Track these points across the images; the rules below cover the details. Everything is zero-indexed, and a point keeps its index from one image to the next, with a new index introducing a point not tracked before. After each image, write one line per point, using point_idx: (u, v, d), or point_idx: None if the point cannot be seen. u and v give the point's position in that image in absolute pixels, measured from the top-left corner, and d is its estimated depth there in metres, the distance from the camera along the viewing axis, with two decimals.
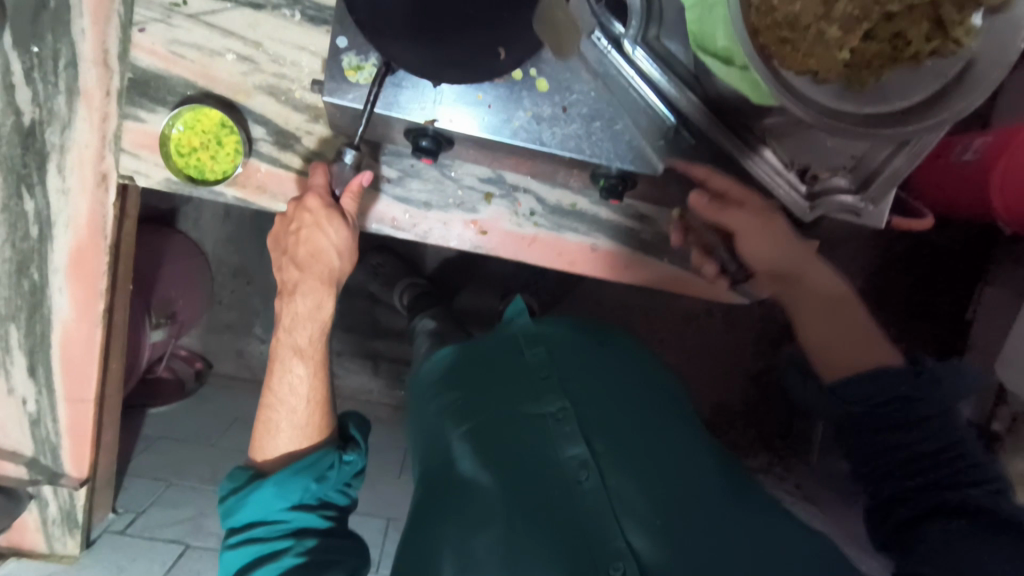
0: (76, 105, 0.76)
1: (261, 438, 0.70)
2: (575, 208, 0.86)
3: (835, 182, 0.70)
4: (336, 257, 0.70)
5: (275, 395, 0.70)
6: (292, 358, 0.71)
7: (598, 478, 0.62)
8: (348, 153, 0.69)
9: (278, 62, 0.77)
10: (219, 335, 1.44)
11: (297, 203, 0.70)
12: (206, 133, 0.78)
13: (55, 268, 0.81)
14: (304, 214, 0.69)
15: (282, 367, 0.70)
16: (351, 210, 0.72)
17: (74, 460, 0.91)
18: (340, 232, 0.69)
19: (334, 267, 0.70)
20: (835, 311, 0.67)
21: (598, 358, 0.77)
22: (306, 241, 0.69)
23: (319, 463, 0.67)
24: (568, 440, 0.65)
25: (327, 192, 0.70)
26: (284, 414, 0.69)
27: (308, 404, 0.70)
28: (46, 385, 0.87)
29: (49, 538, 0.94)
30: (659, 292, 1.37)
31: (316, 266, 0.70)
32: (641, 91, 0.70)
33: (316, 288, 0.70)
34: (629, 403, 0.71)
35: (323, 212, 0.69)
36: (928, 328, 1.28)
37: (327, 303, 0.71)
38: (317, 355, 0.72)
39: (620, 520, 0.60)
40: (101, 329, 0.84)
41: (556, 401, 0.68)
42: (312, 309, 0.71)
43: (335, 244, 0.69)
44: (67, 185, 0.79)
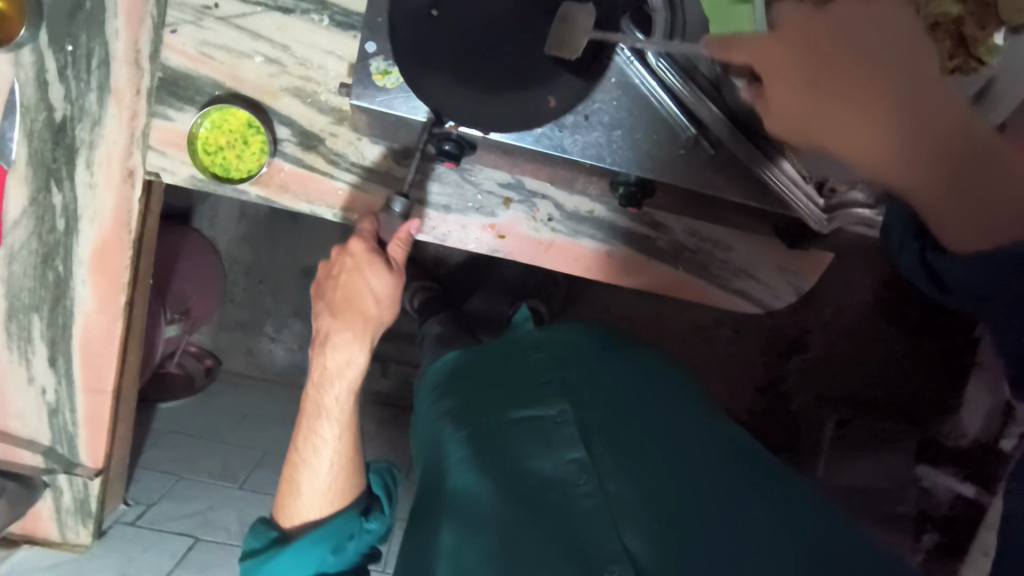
0: (107, 102, 0.78)
1: (284, 496, 0.67)
2: (592, 215, 0.87)
3: (852, 196, 0.72)
4: (374, 305, 0.66)
5: (305, 464, 0.67)
6: (317, 419, 0.67)
7: (596, 483, 0.62)
8: (399, 201, 0.71)
9: (305, 65, 0.78)
10: (229, 333, 1.45)
11: (343, 249, 0.68)
12: (232, 132, 0.79)
13: (79, 261, 0.83)
14: (349, 257, 0.67)
15: (311, 433, 0.67)
16: (398, 257, 0.70)
17: (91, 450, 0.92)
18: (381, 278, 0.66)
19: (374, 317, 0.67)
20: (979, 168, 0.44)
21: (602, 368, 0.79)
22: (345, 286, 0.66)
23: (340, 534, 0.65)
24: (567, 444, 0.66)
25: (375, 237, 0.69)
26: (312, 495, 0.66)
27: (334, 468, 0.67)
28: (67, 376, 0.88)
29: (62, 527, 0.95)
30: (667, 301, 1.38)
31: (350, 313, 0.66)
32: (661, 101, 0.72)
33: (348, 339, 0.66)
34: (630, 408, 0.72)
35: (366, 255, 0.67)
36: (934, 345, 1.31)
37: (363, 357, 0.67)
38: (348, 417, 0.68)
39: (617, 522, 0.59)
40: (121, 322, 0.85)
41: (557, 407, 0.71)
42: (342, 364, 0.66)
43: (377, 291, 0.67)
44: (95, 180, 0.80)
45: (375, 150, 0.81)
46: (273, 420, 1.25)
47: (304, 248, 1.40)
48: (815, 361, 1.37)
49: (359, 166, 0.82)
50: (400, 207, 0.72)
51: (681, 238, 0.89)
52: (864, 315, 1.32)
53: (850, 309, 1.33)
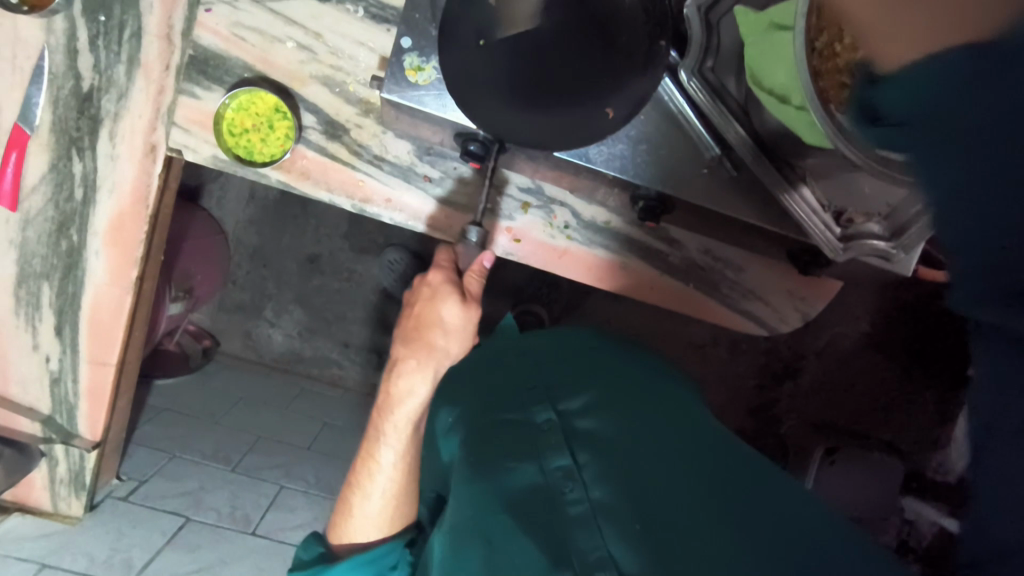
0: (135, 75, 0.77)
1: (340, 521, 0.78)
2: (608, 226, 0.87)
3: (868, 227, 0.73)
4: (441, 335, 0.70)
5: (365, 489, 0.75)
6: (378, 446, 0.74)
7: (582, 489, 0.61)
8: (474, 231, 0.74)
9: (336, 54, 0.78)
10: (229, 315, 1.44)
11: (422, 280, 0.73)
12: (259, 115, 0.79)
13: (94, 232, 0.83)
14: (426, 288, 0.71)
15: (371, 460, 0.74)
16: (474, 289, 0.72)
17: (89, 421, 0.92)
18: (454, 310, 0.70)
19: (439, 347, 0.71)
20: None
21: (593, 375, 0.78)
22: (421, 314, 0.71)
23: (378, 560, 0.73)
24: (553, 451, 0.65)
25: (453, 269, 0.73)
26: (365, 518, 0.76)
27: (392, 481, 0.74)
28: (72, 346, 0.88)
29: (54, 497, 0.94)
30: (668, 316, 1.38)
31: (420, 341, 0.71)
32: (688, 119, 0.72)
33: (419, 366, 0.71)
34: (620, 413, 0.70)
35: (441, 287, 0.70)
36: (925, 377, 1.32)
37: (427, 385, 0.72)
38: (405, 446, 0.74)
39: (603, 531, 0.56)
40: (131, 296, 0.86)
41: (545, 413, 0.71)
42: (408, 391, 0.72)
43: (447, 322, 0.70)
44: (117, 152, 0.80)
45: (398, 146, 0.82)
46: (268, 404, 1.25)
47: (310, 236, 1.40)
48: (809, 387, 1.38)
49: (381, 160, 0.82)
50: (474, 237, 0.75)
51: (694, 256, 0.90)
52: (857, 345, 1.35)
53: (845, 338, 1.35)
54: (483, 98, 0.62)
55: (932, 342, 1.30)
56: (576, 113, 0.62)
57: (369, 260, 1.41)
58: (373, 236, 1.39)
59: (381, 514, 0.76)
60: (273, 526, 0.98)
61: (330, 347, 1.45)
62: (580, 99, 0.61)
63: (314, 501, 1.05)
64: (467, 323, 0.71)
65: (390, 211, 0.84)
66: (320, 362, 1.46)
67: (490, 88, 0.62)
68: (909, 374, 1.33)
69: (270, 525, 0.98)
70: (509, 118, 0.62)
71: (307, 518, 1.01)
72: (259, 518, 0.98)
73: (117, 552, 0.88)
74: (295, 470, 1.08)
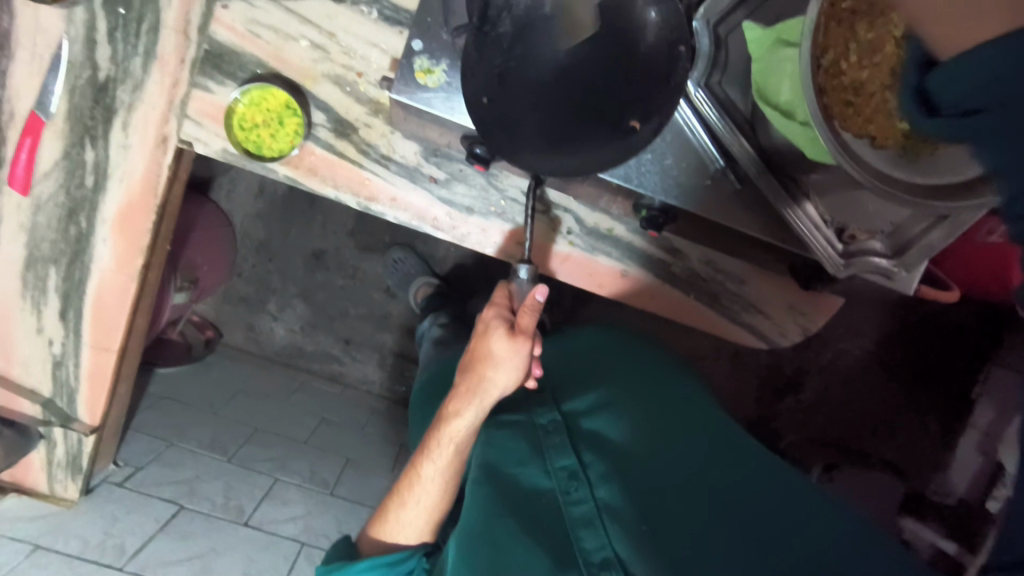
0: (151, 67, 0.79)
1: (374, 525, 0.77)
2: (612, 233, 0.88)
3: (870, 245, 0.73)
4: (492, 368, 0.67)
5: (404, 497, 0.75)
6: (423, 460, 0.73)
7: (586, 489, 0.66)
8: (524, 267, 0.71)
9: (349, 54, 0.79)
10: (233, 307, 1.45)
11: (479, 315, 0.70)
12: (270, 111, 0.80)
13: (103, 219, 0.84)
14: (480, 322, 0.68)
15: (415, 473, 0.73)
16: (528, 326, 0.66)
17: (90, 407, 0.93)
18: (506, 344, 0.66)
19: (489, 379, 0.67)
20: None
21: (594, 378, 0.85)
22: (475, 348, 0.68)
23: (399, 564, 0.74)
24: (558, 452, 0.70)
25: (508, 307, 0.69)
26: (401, 528, 0.75)
27: (436, 498, 0.74)
28: (75, 331, 0.89)
29: (51, 479, 0.95)
30: (670, 326, 1.38)
31: (473, 373, 0.68)
32: (694, 130, 0.73)
33: (469, 396, 0.69)
34: (621, 414, 0.76)
35: (495, 323, 0.67)
36: (926, 400, 1.32)
37: (475, 412, 0.69)
38: (447, 464, 0.72)
39: (607, 529, 0.62)
40: (136, 283, 0.87)
41: (549, 416, 0.76)
42: (464, 425, 0.70)
43: (497, 356, 0.66)
44: (129, 141, 0.81)
45: (407, 147, 0.83)
46: (267, 397, 1.26)
47: (317, 231, 1.41)
48: (810, 403, 1.38)
49: (388, 159, 0.83)
50: (525, 274, 0.72)
51: (697, 267, 0.90)
52: (859, 363, 1.34)
53: (848, 355, 1.34)
54: (513, 130, 0.62)
55: (937, 364, 1.30)
56: (608, 138, 0.61)
57: (374, 258, 1.42)
58: (379, 234, 1.40)
59: (418, 526, 0.75)
60: (266, 519, 0.99)
61: (331, 342, 1.46)
62: (610, 117, 0.61)
63: (309, 496, 1.05)
64: (516, 357, 0.66)
65: (395, 210, 0.85)
66: (320, 357, 1.47)
67: (522, 125, 0.62)
68: (911, 396, 1.32)
69: (262, 516, 0.98)
70: (546, 149, 0.62)
71: (301, 511, 1.02)
72: (252, 509, 0.99)
73: (109, 537, 0.88)
74: (291, 464, 1.09)
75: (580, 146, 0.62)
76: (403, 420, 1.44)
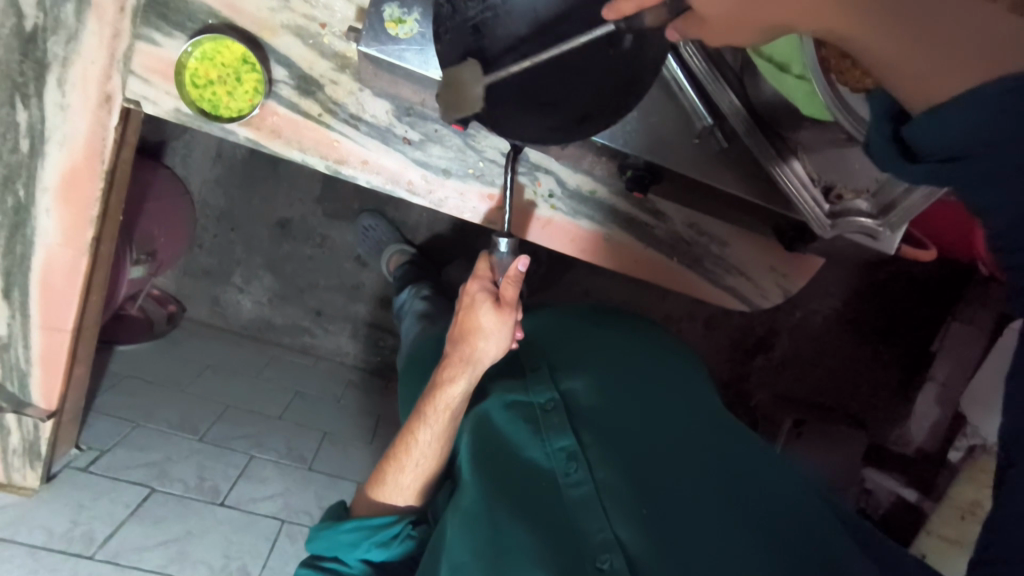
0: (86, 16, 0.71)
1: (364, 491, 0.75)
2: (593, 195, 0.85)
3: (857, 204, 0.72)
4: (480, 339, 0.64)
5: (400, 462, 0.72)
6: (417, 425, 0.70)
7: (585, 469, 0.66)
8: (504, 241, 0.66)
9: (310, 2, 0.72)
10: (194, 280, 1.38)
11: (462, 287, 0.66)
12: (225, 66, 0.73)
13: (45, 187, 0.77)
14: (465, 294, 0.65)
15: (410, 437, 0.71)
16: (512, 297, 0.63)
17: (44, 390, 0.88)
18: (493, 316, 0.63)
19: (480, 350, 0.65)
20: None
21: (588, 353, 0.84)
22: (462, 320, 0.65)
23: (385, 530, 0.71)
24: (556, 432, 0.70)
25: (493, 278, 0.66)
26: (398, 490, 0.73)
27: (433, 461, 0.72)
28: (21, 311, 0.83)
29: (8, 468, 0.89)
30: (648, 289, 1.38)
31: (462, 344, 0.66)
32: (682, 88, 0.69)
33: (459, 367, 0.67)
34: (619, 396, 0.75)
35: (480, 294, 0.64)
36: (895, 355, 1.35)
37: (468, 381, 0.67)
38: (443, 428, 0.70)
39: (607, 510, 0.62)
40: (86, 257, 0.81)
41: (547, 396, 0.75)
42: (455, 393, 0.68)
43: (487, 328, 0.64)
44: (67, 101, 0.74)
45: (377, 106, 0.77)
46: (237, 373, 1.22)
47: (281, 199, 1.34)
48: (781, 361, 1.41)
49: (358, 119, 0.78)
50: (505, 246, 0.66)
51: (680, 229, 0.88)
52: (830, 322, 1.36)
53: (818, 315, 1.36)
54: None
55: (907, 320, 1.33)
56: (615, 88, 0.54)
57: (343, 226, 1.36)
58: (347, 201, 1.34)
59: (414, 488, 0.74)
60: (243, 497, 0.96)
61: (301, 314, 1.41)
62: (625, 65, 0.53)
63: (286, 471, 1.03)
64: (504, 328, 0.64)
65: (366, 174, 0.80)
66: (291, 330, 1.42)
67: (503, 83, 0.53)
68: (879, 351, 1.36)
69: (240, 496, 0.96)
70: (529, 110, 0.54)
71: (277, 489, 0.99)
72: (228, 490, 0.96)
73: (77, 524, 0.85)
74: (265, 440, 1.06)
75: (579, 129, 0.57)
76: (380, 392, 1.41)
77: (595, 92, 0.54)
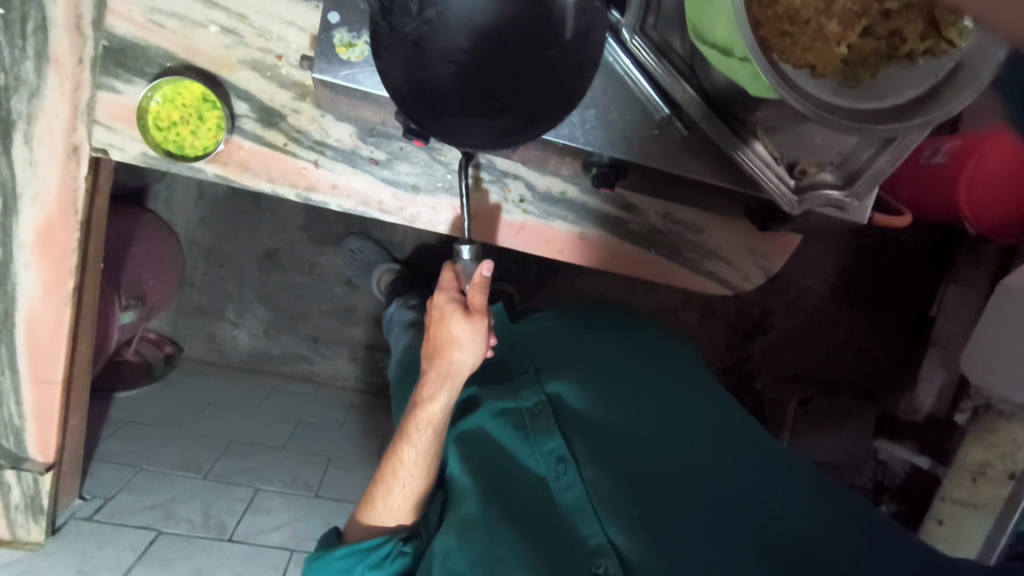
0: (45, 71, 0.72)
1: (358, 515, 0.76)
2: (564, 196, 0.85)
3: (823, 177, 0.72)
4: (455, 351, 0.65)
5: (388, 483, 0.72)
6: (402, 445, 0.71)
7: (574, 472, 0.66)
8: (467, 248, 0.66)
9: (264, 35, 0.74)
10: (188, 319, 1.39)
11: (430, 301, 0.67)
12: (186, 107, 0.75)
13: (21, 244, 0.78)
14: (434, 308, 0.65)
15: (395, 458, 0.71)
16: (480, 303, 0.63)
17: (40, 444, 0.88)
18: (464, 326, 0.64)
19: (456, 362, 0.65)
20: None
21: (575, 353, 0.85)
22: (434, 335, 0.65)
23: (375, 551, 0.72)
24: (544, 436, 0.71)
25: (459, 288, 0.66)
26: (388, 512, 0.74)
27: (421, 478, 0.72)
28: (11, 367, 0.84)
29: (12, 524, 0.90)
30: (638, 282, 1.38)
31: (437, 359, 0.66)
32: (634, 79, 0.71)
33: (437, 382, 0.67)
34: (606, 394, 0.76)
35: (449, 305, 0.64)
36: (893, 324, 1.36)
37: (448, 395, 0.67)
38: (427, 446, 0.70)
39: (597, 512, 0.62)
40: (69, 308, 0.82)
41: (535, 399, 0.76)
42: (436, 408, 0.68)
43: (459, 339, 0.64)
44: (35, 156, 0.75)
45: (340, 129, 0.78)
46: (237, 407, 1.22)
47: (266, 230, 1.35)
48: (779, 342, 1.40)
49: (322, 145, 0.79)
50: (469, 254, 0.67)
51: (654, 221, 0.89)
52: (823, 297, 1.36)
53: (812, 292, 1.36)
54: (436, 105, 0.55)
55: (898, 287, 1.33)
56: (556, 89, 0.54)
57: (331, 251, 1.37)
58: (331, 225, 1.35)
59: (406, 507, 0.74)
60: (250, 530, 0.97)
61: (297, 342, 1.42)
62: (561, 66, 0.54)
63: (292, 501, 1.03)
64: (477, 336, 0.64)
65: (337, 198, 0.81)
66: (289, 359, 1.42)
67: (446, 94, 0.54)
68: (874, 322, 1.36)
69: (247, 529, 0.97)
70: (475, 119, 0.54)
71: (285, 519, 1.00)
72: (235, 524, 0.97)
73: None
74: (270, 472, 1.06)
75: (528, 130, 0.55)
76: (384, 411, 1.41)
77: (540, 95, 0.54)
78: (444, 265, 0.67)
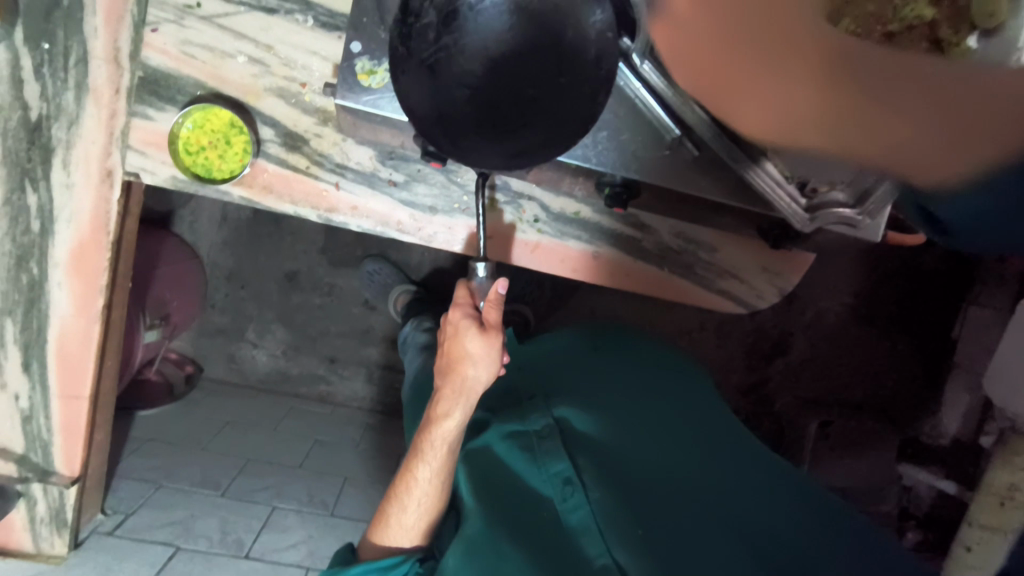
0: (84, 101, 0.76)
1: (371, 533, 0.76)
2: (578, 216, 0.87)
3: (832, 197, 0.73)
4: (469, 366, 0.66)
5: (402, 501, 0.73)
6: (416, 462, 0.71)
7: (581, 493, 0.67)
8: (482, 264, 0.68)
9: (289, 65, 0.77)
10: (209, 339, 1.42)
11: (444, 317, 0.68)
12: (214, 132, 0.78)
13: (56, 263, 0.81)
14: (448, 324, 0.67)
15: (409, 476, 0.72)
16: (495, 320, 0.66)
17: (66, 458, 0.90)
18: (478, 342, 0.65)
19: (470, 378, 0.66)
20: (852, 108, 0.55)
21: (584, 377, 0.85)
22: (448, 351, 0.67)
23: (392, 570, 0.71)
24: (552, 458, 0.71)
25: (473, 304, 0.67)
26: (402, 531, 0.74)
27: (434, 495, 0.73)
28: (42, 383, 0.86)
29: (37, 537, 0.92)
30: (652, 302, 1.39)
31: (452, 374, 0.67)
32: (648, 104, 0.72)
33: (451, 399, 0.68)
34: (613, 417, 0.76)
35: (464, 322, 0.66)
36: (913, 347, 1.34)
37: (463, 411, 0.68)
38: (441, 465, 0.71)
39: (603, 533, 0.62)
40: (99, 324, 0.84)
41: (543, 422, 0.76)
42: (449, 425, 0.69)
43: (473, 355, 0.65)
44: (72, 180, 0.79)
45: (361, 153, 0.81)
46: (255, 427, 1.24)
47: (287, 252, 1.38)
48: (797, 363, 1.39)
49: (343, 168, 0.81)
50: (483, 271, 0.69)
51: (668, 240, 0.90)
52: (840, 317, 1.35)
53: (830, 313, 1.35)
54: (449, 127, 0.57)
55: (914, 310, 1.32)
56: (564, 113, 0.57)
57: (349, 273, 1.39)
58: (349, 247, 1.38)
59: (419, 527, 0.74)
60: (267, 547, 0.98)
61: (315, 363, 1.44)
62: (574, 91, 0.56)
63: (308, 519, 1.04)
64: (492, 352, 0.65)
65: (357, 219, 0.83)
66: (307, 379, 1.44)
67: (461, 117, 0.56)
68: (893, 344, 1.34)
69: (263, 547, 0.97)
70: (487, 141, 0.56)
71: (301, 537, 1.00)
72: (252, 541, 0.97)
73: None
74: (288, 490, 1.07)
75: (536, 154, 0.58)
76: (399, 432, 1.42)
77: (549, 118, 0.56)
78: (457, 282, 0.69)
